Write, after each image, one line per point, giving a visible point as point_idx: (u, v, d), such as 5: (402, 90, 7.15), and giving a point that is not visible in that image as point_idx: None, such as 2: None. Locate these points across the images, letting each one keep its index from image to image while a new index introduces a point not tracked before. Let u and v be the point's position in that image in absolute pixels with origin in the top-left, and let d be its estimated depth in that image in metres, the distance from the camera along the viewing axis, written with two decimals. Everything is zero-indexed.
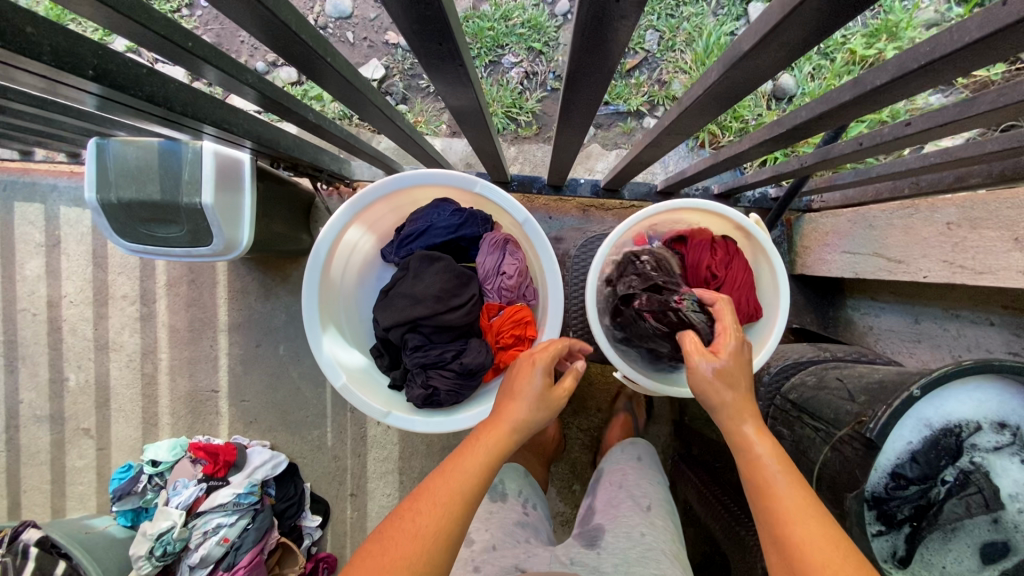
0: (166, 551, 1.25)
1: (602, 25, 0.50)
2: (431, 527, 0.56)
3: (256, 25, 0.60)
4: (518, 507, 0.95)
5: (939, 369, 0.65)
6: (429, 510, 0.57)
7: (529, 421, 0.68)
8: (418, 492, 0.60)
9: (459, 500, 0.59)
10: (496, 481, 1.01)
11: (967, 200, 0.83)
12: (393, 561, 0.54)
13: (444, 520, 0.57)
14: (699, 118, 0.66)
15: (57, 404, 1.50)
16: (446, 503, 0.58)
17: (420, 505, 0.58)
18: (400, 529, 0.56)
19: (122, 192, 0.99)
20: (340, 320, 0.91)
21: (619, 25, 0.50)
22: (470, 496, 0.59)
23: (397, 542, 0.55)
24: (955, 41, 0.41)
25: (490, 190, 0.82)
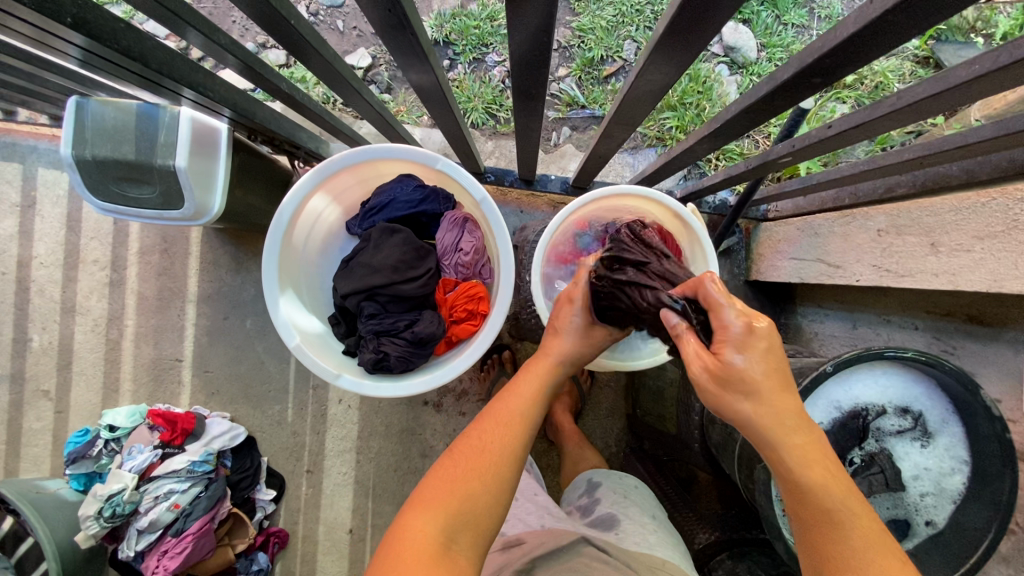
0: (115, 513, 1.26)
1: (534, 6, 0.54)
2: (497, 446, 0.66)
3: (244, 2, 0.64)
4: None
5: (852, 352, 0.69)
6: (500, 437, 0.67)
7: (573, 355, 0.77)
8: (486, 416, 0.70)
9: (519, 426, 0.69)
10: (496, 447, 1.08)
11: (894, 210, 0.89)
12: (466, 474, 0.64)
13: (508, 440, 0.67)
14: (640, 106, 0.71)
15: (18, 364, 1.50)
16: (514, 433, 0.68)
17: (487, 429, 0.68)
18: (471, 451, 0.66)
19: (98, 149, 1.00)
20: (300, 284, 0.94)
21: (549, 8, 0.54)
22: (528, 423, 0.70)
23: (467, 459, 0.65)
24: (837, 36, 0.46)
25: (451, 168, 0.86)
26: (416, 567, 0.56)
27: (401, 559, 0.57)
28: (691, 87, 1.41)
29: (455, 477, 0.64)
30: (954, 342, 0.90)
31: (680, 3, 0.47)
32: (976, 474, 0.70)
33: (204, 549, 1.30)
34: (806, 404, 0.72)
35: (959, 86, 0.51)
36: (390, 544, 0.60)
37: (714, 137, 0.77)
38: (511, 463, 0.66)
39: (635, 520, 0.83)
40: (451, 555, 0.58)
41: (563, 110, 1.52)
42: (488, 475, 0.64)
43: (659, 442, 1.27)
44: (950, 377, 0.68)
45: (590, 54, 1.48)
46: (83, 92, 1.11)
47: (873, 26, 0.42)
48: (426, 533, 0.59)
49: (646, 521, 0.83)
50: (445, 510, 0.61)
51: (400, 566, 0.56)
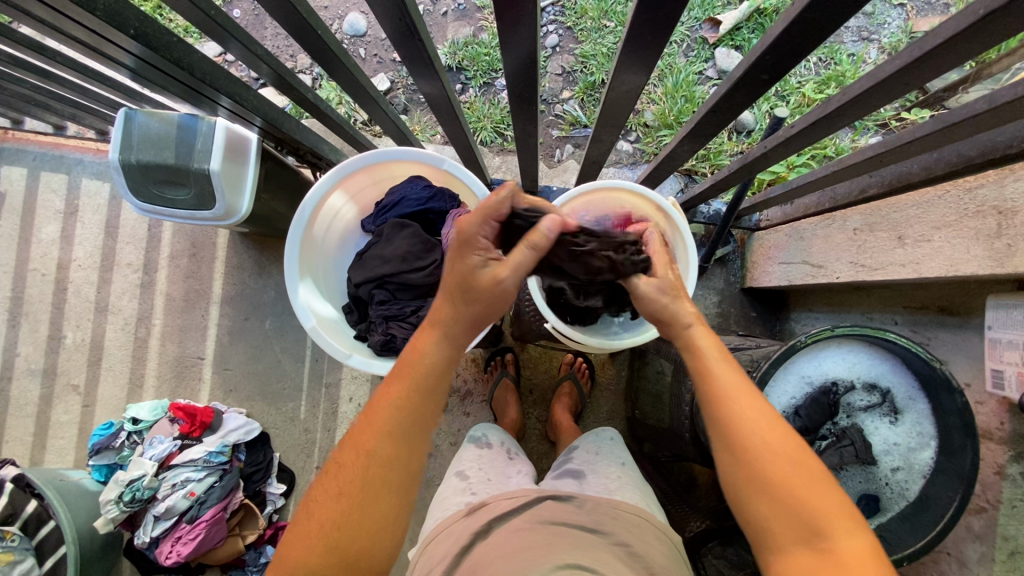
0: (135, 498, 1.32)
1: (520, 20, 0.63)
2: (356, 485, 0.62)
3: (282, 17, 0.75)
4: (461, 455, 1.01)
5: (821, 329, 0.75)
6: (360, 470, 0.62)
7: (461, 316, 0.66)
8: (346, 441, 0.64)
9: (387, 450, 0.63)
10: (479, 433, 1.06)
11: (868, 209, 0.96)
12: (323, 523, 0.61)
13: (370, 476, 0.62)
14: (621, 108, 0.80)
15: (51, 360, 1.60)
16: (376, 463, 0.62)
17: (345, 468, 0.63)
18: (330, 496, 0.62)
19: (142, 155, 1.11)
20: (318, 275, 1.03)
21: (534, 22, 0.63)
22: (400, 446, 0.63)
23: (324, 503, 0.62)
24: (773, 34, 0.55)
25: (456, 168, 0.96)
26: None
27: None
28: (686, 107, 1.50)
29: (313, 527, 0.61)
30: (928, 333, 0.96)
31: (638, 10, 0.56)
32: (942, 447, 0.74)
33: (216, 537, 1.35)
34: (779, 378, 0.78)
35: (890, 77, 0.61)
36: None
37: (691, 138, 0.85)
38: (380, 496, 0.62)
39: (599, 473, 0.87)
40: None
41: (566, 129, 1.62)
42: (345, 518, 0.61)
43: (656, 442, 1.31)
44: (909, 354, 0.73)
45: (592, 78, 1.59)
46: (132, 104, 1.24)
47: (796, 23, 0.51)
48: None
49: (611, 471, 0.88)
50: (307, 565, 0.60)
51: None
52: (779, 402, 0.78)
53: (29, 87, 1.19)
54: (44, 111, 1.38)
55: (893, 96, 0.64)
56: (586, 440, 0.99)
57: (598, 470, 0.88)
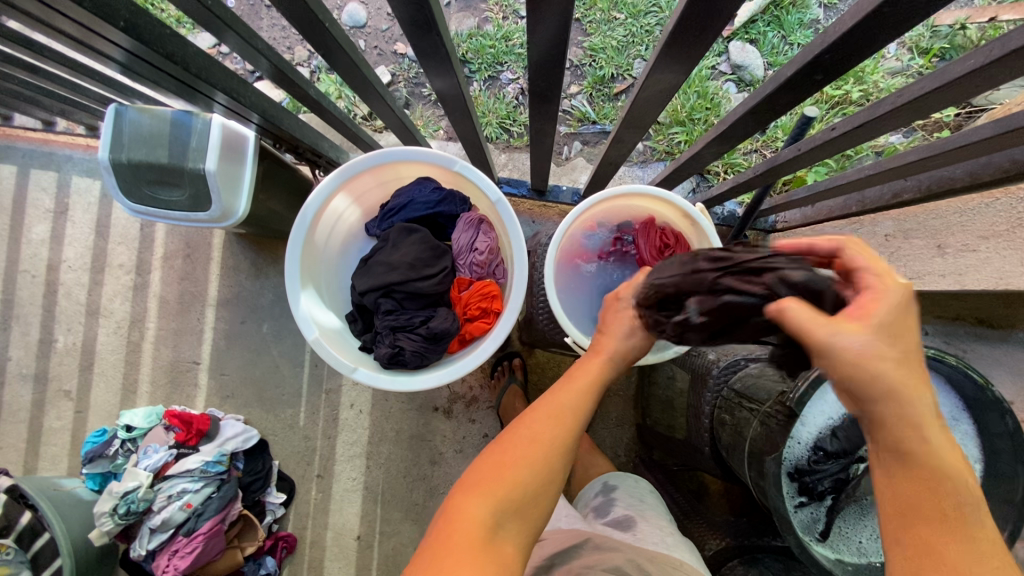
0: (130, 510, 1.27)
1: (550, 15, 0.58)
2: (548, 431, 0.61)
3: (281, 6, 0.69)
4: None
5: None
6: (554, 419, 0.62)
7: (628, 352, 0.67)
8: (539, 401, 0.64)
9: (576, 410, 0.63)
10: None
11: (901, 214, 0.91)
12: (514, 457, 0.60)
13: (561, 428, 0.61)
14: (649, 108, 0.75)
15: (42, 364, 1.54)
16: (567, 417, 0.62)
17: (539, 413, 0.63)
18: (523, 439, 0.61)
19: (133, 153, 1.05)
20: (320, 282, 0.97)
21: (565, 16, 0.58)
22: (587, 409, 0.63)
23: (517, 446, 0.61)
24: (836, 31, 0.50)
25: (468, 169, 0.90)
26: (460, 560, 0.53)
27: (450, 546, 0.54)
28: (699, 104, 1.45)
29: (502, 460, 0.60)
30: (964, 346, 0.94)
31: (686, 3, 0.50)
32: (988, 471, 0.70)
33: (215, 549, 1.31)
34: (818, 395, 0.72)
35: (957, 79, 0.55)
36: (440, 526, 0.57)
37: (722, 140, 0.80)
38: (562, 452, 0.61)
39: (653, 522, 0.81)
40: (500, 540, 0.56)
41: (574, 125, 1.56)
42: (534, 459, 0.60)
43: (669, 452, 1.27)
44: (957, 375, 0.70)
45: (601, 73, 1.53)
46: (123, 100, 1.18)
47: (870, 18, 0.46)
48: (475, 518, 0.56)
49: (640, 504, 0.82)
50: (495, 496, 0.58)
51: (450, 550, 0.54)
52: (815, 421, 0.73)
53: (13, 81, 1.12)
54: (31, 106, 1.31)
55: (956, 100, 0.59)
56: (625, 482, 0.94)
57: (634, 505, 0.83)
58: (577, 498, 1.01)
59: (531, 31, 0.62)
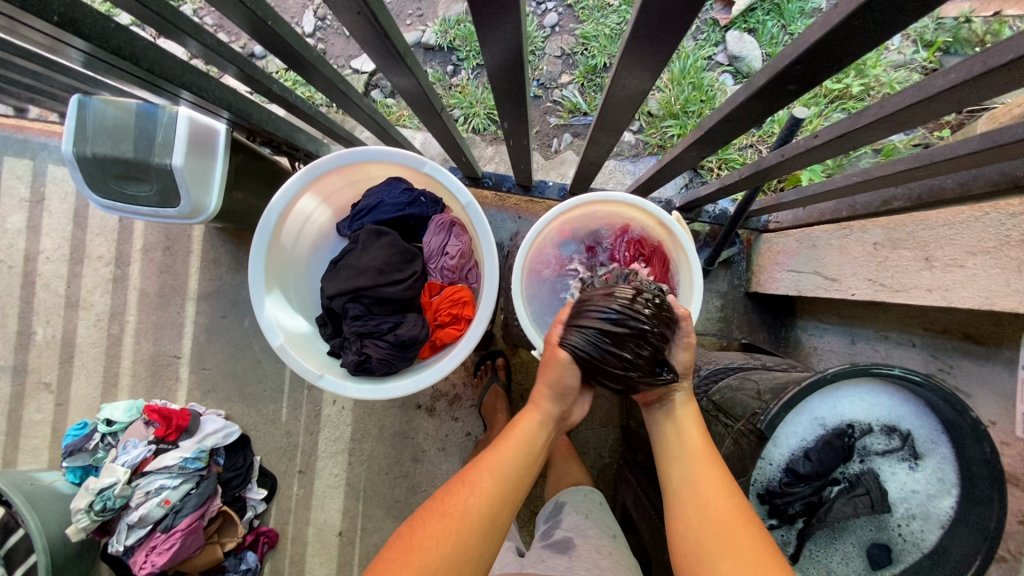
0: (106, 507, 1.27)
1: (507, 20, 0.54)
2: (461, 508, 0.63)
3: (239, 18, 0.67)
4: None
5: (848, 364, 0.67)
6: (471, 499, 0.64)
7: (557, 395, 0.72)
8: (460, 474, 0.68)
9: (495, 484, 0.66)
10: None
11: (890, 222, 0.88)
12: (423, 541, 0.61)
13: (478, 501, 0.64)
14: (621, 113, 0.71)
15: (21, 356, 1.53)
16: (485, 494, 0.64)
17: (456, 492, 0.65)
18: (439, 518, 0.62)
19: (98, 147, 1.01)
20: (288, 285, 0.94)
21: (521, 20, 0.54)
22: (506, 482, 0.66)
23: (432, 521, 0.62)
24: (805, 41, 0.48)
25: (437, 171, 0.87)
26: None
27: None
28: (693, 96, 1.39)
29: (411, 543, 0.61)
30: (949, 361, 0.91)
31: (643, 12, 0.47)
32: (965, 496, 0.68)
33: (194, 545, 1.30)
34: (788, 417, 0.70)
35: (938, 94, 0.53)
36: None
37: (700, 145, 0.77)
38: (477, 527, 0.62)
39: (590, 544, 0.77)
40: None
41: (565, 117, 1.50)
42: (445, 539, 0.61)
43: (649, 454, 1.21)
44: (936, 399, 0.67)
45: (593, 62, 1.47)
46: (88, 90, 1.14)
47: (837, 30, 0.44)
48: None
49: (605, 540, 0.79)
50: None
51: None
52: (787, 442, 0.71)
53: None
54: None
55: (938, 114, 0.56)
56: (574, 497, 0.92)
57: (591, 535, 0.80)
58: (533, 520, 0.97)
59: (486, 34, 0.59)
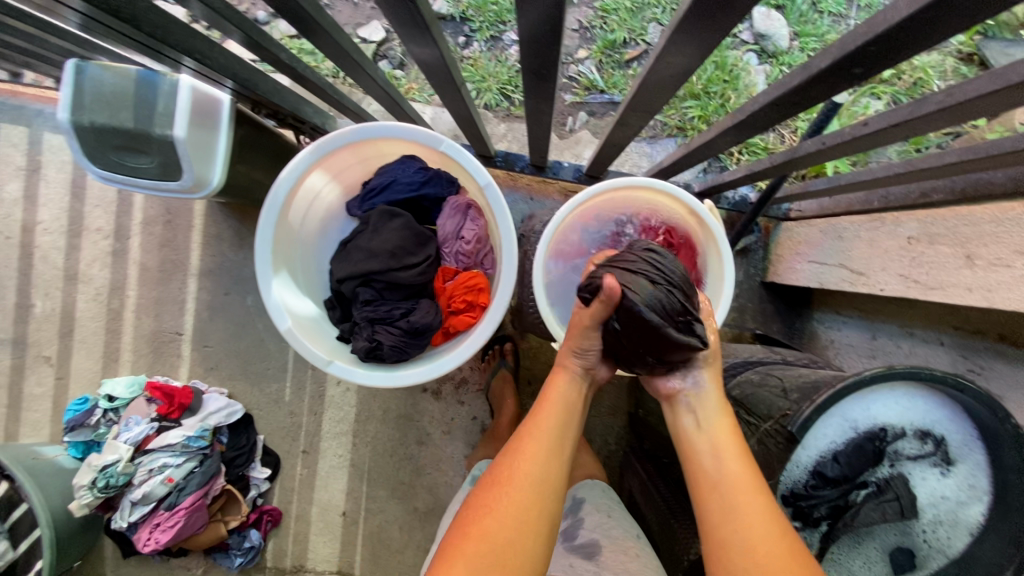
0: (109, 484, 1.26)
1: None
2: (518, 479, 0.61)
3: None
4: None
5: (889, 367, 0.64)
6: (516, 462, 0.62)
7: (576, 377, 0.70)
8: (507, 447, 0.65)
9: (537, 444, 0.64)
10: None
11: (929, 216, 0.85)
12: (483, 514, 0.59)
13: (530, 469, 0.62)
14: (658, 93, 0.67)
15: (21, 329, 1.50)
16: (532, 461, 0.62)
17: (504, 460, 0.64)
18: (495, 489, 0.61)
19: (95, 115, 0.96)
20: (296, 267, 0.91)
21: None
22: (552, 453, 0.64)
23: (489, 497, 0.61)
24: (887, 18, 0.43)
25: (455, 150, 0.82)
26: None
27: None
28: (717, 75, 1.33)
29: (467, 516, 0.60)
30: (981, 363, 0.89)
31: None
32: (998, 505, 0.66)
33: (197, 523, 1.30)
34: (819, 420, 0.67)
35: (1019, 82, 0.48)
36: None
37: (738, 129, 0.73)
38: (543, 495, 0.61)
39: (615, 547, 0.75)
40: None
41: (581, 94, 1.44)
42: (498, 503, 0.59)
43: (658, 442, 1.20)
44: (975, 405, 0.64)
45: (612, 36, 1.40)
46: (84, 55, 1.08)
47: (927, 9, 0.40)
48: None
49: (628, 543, 0.77)
50: (464, 556, 0.56)
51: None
52: (816, 445, 0.68)
53: None
54: None
55: (1012, 104, 0.52)
56: (592, 492, 0.90)
57: (615, 538, 0.77)
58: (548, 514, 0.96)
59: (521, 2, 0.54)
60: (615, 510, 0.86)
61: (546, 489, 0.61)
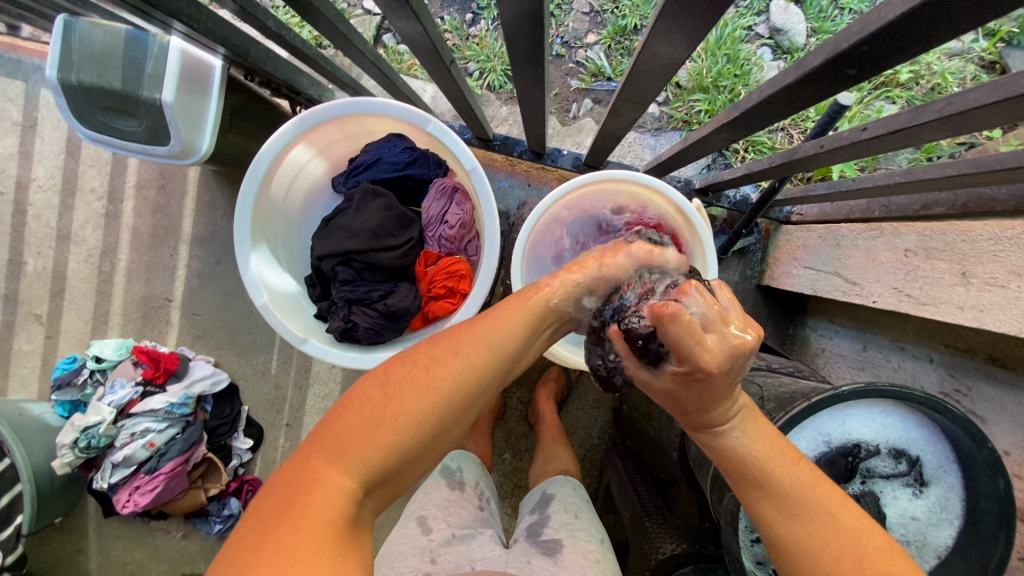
0: (91, 444, 1.28)
1: None
2: (448, 386, 0.50)
3: None
4: (474, 499, 0.89)
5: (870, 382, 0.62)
6: (454, 373, 0.50)
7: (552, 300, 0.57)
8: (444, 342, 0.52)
9: (486, 359, 0.52)
10: (456, 467, 0.95)
11: (927, 229, 0.82)
12: (396, 417, 0.48)
13: (467, 380, 0.51)
14: (650, 84, 0.64)
15: (12, 286, 1.50)
16: (475, 372, 0.51)
17: (442, 364, 0.50)
18: (413, 393, 0.49)
19: (83, 74, 0.95)
20: (276, 240, 0.89)
21: None
22: (496, 365, 0.53)
23: (405, 395, 0.49)
24: (883, 16, 0.41)
25: (442, 131, 0.80)
26: (318, 536, 0.45)
27: (304, 519, 0.45)
28: (727, 69, 1.28)
29: (382, 415, 0.48)
30: (969, 383, 0.87)
31: None
32: (967, 530, 0.64)
33: (176, 489, 1.32)
34: (795, 431, 0.65)
35: (1022, 94, 0.46)
36: (293, 480, 0.48)
37: (733, 126, 0.70)
38: (467, 410, 0.52)
39: (577, 548, 0.74)
40: (359, 512, 0.49)
41: (587, 80, 1.40)
42: (423, 422, 0.49)
43: (640, 440, 1.18)
44: (952, 428, 0.63)
45: (623, 22, 1.36)
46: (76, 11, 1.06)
47: (923, 8, 0.37)
48: (337, 491, 0.47)
49: (590, 547, 0.76)
50: (361, 464, 0.48)
51: (298, 532, 0.45)
52: None
53: None
54: None
55: (1014, 117, 0.49)
56: (563, 489, 0.90)
57: (578, 538, 0.77)
58: (518, 509, 0.96)
59: None
60: (583, 510, 0.85)
61: (469, 413, 0.52)
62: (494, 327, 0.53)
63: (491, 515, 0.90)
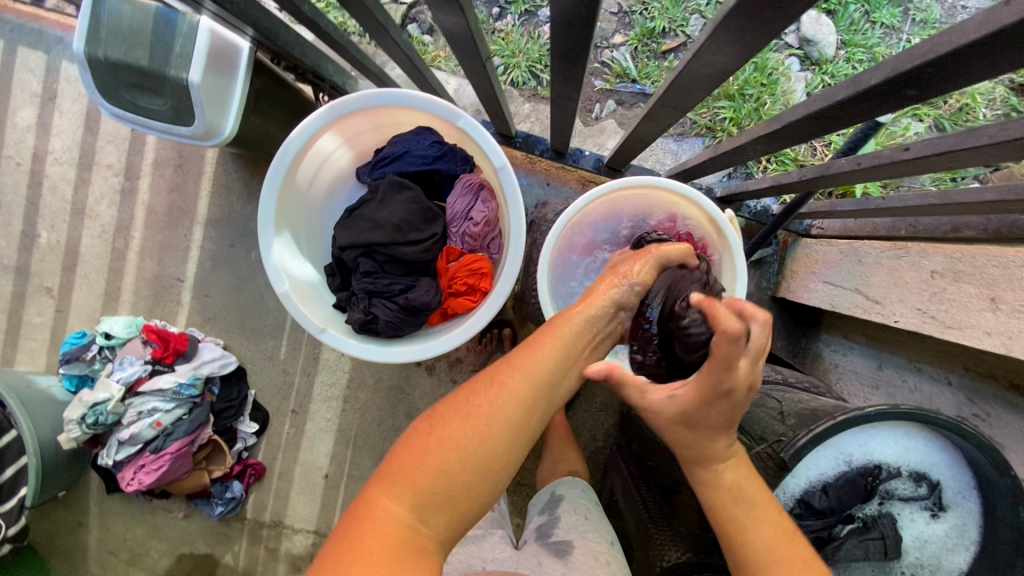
0: (98, 421, 1.28)
1: None
2: (487, 413, 0.53)
3: None
4: None
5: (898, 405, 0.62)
6: (497, 401, 0.53)
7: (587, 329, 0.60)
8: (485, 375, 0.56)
9: (524, 386, 0.54)
10: None
11: (955, 252, 0.81)
12: (441, 444, 0.52)
13: (507, 407, 0.53)
14: (692, 91, 0.63)
15: (24, 258, 1.50)
16: (514, 399, 0.53)
17: (481, 393, 0.54)
18: (456, 422, 0.52)
19: (111, 50, 0.94)
20: (298, 227, 0.89)
21: None
22: (537, 393, 0.55)
23: (451, 425, 0.52)
24: (952, 40, 0.40)
25: (473, 127, 0.79)
26: (379, 562, 0.48)
27: (364, 545, 0.49)
28: (754, 77, 1.27)
29: (428, 444, 0.52)
30: (987, 410, 0.87)
31: None
32: (983, 556, 0.64)
33: (180, 470, 1.32)
34: (818, 449, 0.65)
35: None
36: (357, 513, 0.51)
37: (771, 139, 0.69)
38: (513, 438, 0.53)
39: (588, 552, 0.74)
40: (420, 540, 0.51)
41: (612, 81, 1.39)
42: (469, 449, 0.52)
43: (646, 446, 1.18)
44: (978, 456, 0.62)
45: (652, 24, 1.34)
46: None
47: (1000, 34, 0.36)
48: (394, 517, 0.50)
49: (601, 551, 0.76)
50: (416, 490, 0.51)
51: (359, 556, 0.48)
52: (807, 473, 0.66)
53: None
54: None
55: None
56: (573, 491, 0.90)
57: (589, 542, 0.77)
58: (526, 509, 0.96)
59: None
60: (593, 514, 0.85)
61: (519, 443, 0.54)
62: (532, 357, 0.56)
63: (500, 513, 0.90)
